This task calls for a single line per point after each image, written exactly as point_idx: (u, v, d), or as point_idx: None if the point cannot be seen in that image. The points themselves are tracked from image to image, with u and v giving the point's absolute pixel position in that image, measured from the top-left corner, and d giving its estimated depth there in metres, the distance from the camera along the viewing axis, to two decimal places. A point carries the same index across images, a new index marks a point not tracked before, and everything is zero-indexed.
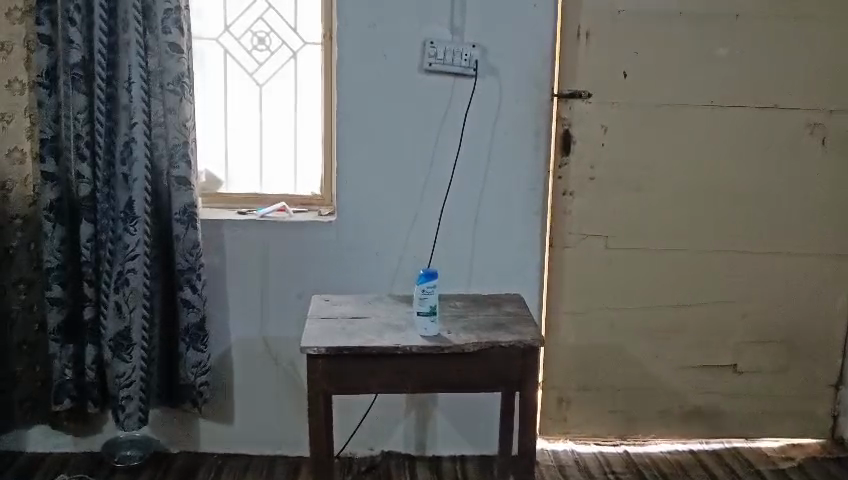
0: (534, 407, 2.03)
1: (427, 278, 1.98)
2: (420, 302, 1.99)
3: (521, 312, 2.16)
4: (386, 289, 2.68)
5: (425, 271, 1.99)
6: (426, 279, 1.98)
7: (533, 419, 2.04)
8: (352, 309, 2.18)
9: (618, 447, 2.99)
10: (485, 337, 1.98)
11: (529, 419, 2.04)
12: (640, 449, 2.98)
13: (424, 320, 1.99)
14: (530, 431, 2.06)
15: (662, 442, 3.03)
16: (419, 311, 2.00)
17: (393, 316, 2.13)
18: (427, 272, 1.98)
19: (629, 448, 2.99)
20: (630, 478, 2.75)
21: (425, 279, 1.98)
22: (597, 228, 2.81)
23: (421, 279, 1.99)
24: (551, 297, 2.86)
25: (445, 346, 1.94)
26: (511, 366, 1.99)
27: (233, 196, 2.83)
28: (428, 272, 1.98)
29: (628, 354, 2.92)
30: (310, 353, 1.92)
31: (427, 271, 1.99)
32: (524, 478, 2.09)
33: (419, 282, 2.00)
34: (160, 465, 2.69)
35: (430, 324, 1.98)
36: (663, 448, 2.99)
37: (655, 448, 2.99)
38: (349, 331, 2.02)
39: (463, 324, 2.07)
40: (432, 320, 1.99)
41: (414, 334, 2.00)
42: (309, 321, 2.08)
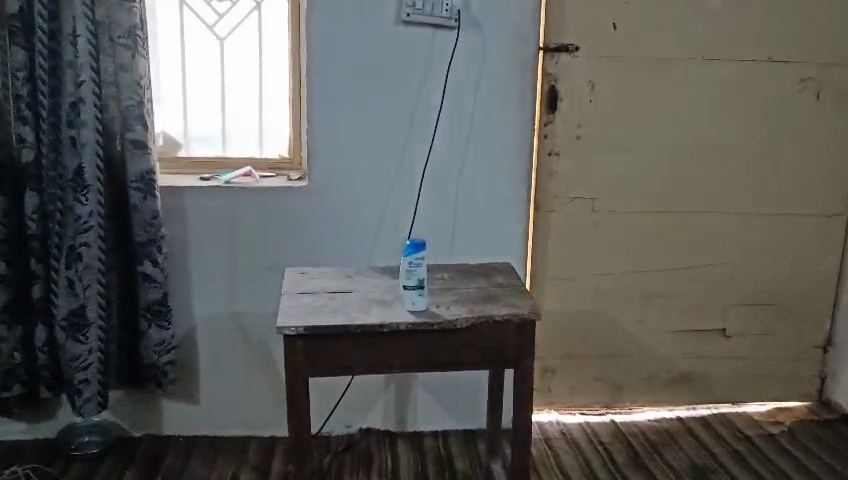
0: (531, 386, 1.89)
1: (414, 250, 1.81)
2: (408, 276, 1.82)
3: (514, 283, 2.01)
4: (362, 260, 2.50)
5: (411, 243, 1.81)
6: (414, 252, 1.81)
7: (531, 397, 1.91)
8: (329, 284, 2.01)
9: (604, 416, 2.90)
10: (479, 311, 1.83)
11: (524, 398, 1.91)
12: (627, 418, 2.89)
13: (413, 294, 1.83)
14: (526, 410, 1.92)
15: (649, 410, 2.94)
16: (407, 285, 1.83)
17: (376, 290, 1.97)
18: (414, 244, 1.80)
19: (615, 417, 2.90)
20: (619, 449, 2.66)
21: (412, 252, 1.81)
22: (583, 190, 2.67)
23: (408, 252, 1.81)
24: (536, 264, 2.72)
25: (437, 322, 1.78)
26: (506, 341, 1.84)
27: (194, 161, 2.62)
28: (415, 244, 1.80)
29: (614, 321, 2.81)
30: (287, 334, 1.76)
31: (413, 242, 1.81)
32: (520, 459, 1.97)
33: (405, 254, 1.82)
34: (122, 452, 2.51)
35: (420, 297, 1.83)
36: (651, 416, 2.91)
37: (641, 416, 2.91)
38: (329, 308, 1.85)
39: (453, 298, 1.91)
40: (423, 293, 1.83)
41: (400, 310, 1.84)
42: (285, 298, 1.90)
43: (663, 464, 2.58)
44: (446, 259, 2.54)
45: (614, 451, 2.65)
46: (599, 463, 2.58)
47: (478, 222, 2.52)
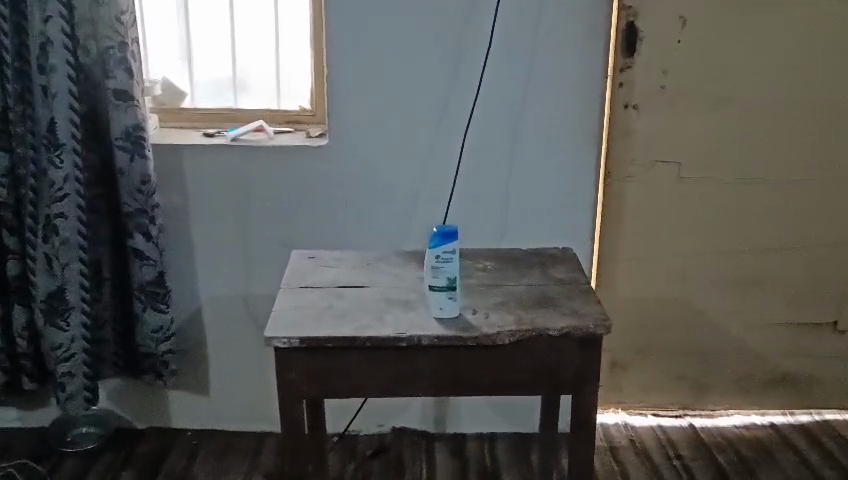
0: (594, 420, 1.45)
1: (441, 242, 1.37)
2: (434, 275, 1.40)
3: (575, 282, 1.57)
4: (393, 240, 2.09)
5: (436, 232, 1.38)
6: (440, 244, 1.37)
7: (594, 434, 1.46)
8: (339, 275, 1.60)
9: (681, 420, 2.46)
10: (529, 321, 1.41)
11: (586, 435, 1.46)
12: (707, 423, 2.45)
13: (442, 296, 1.41)
14: (587, 451, 1.48)
15: (735, 414, 2.49)
16: (433, 286, 1.41)
17: (398, 286, 1.55)
18: (440, 234, 1.37)
19: (695, 421, 2.46)
20: (700, 466, 2.23)
21: (438, 245, 1.37)
22: (666, 152, 2.18)
23: (432, 244, 1.38)
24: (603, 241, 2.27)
25: (471, 335, 1.37)
26: (563, 362, 1.41)
27: (199, 114, 2.22)
28: (441, 233, 1.37)
29: (699, 311, 2.34)
30: (278, 347, 1.37)
31: (439, 231, 1.38)
32: None
33: (429, 246, 1.39)
34: (121, 448, 2.21)
35: (451, 301, 1.41)
36: (738, 422, 2.46)
37: (726, 421, 2.46)
38: (335, 312, 1.45)
39: (496, 299, 1.49)
40: (454, 294, 1.41)
41: (426, 315, 1.43)
42: (283, 295, 1.51)
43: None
44: (495, 241, 2.10)
45: (695, 469, 2.22)
46: None
47: (534, 196, 2.06)
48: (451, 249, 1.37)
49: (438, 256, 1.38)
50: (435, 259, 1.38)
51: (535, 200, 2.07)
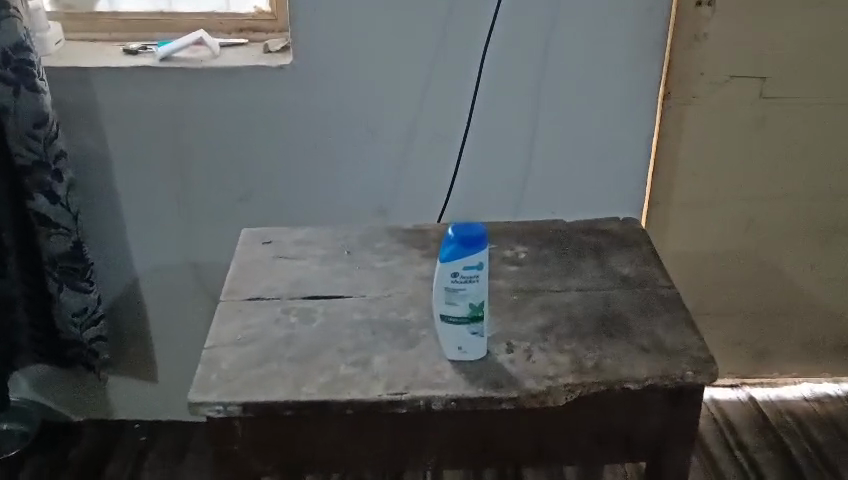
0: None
1: (459, 254, 0.87)
2: (450, 301, 0.89)
3: (656, 285, 1.07)
4: (381, 202, 1.57)
5: (450, 237, 0.87)
6: (459, 257, 0.87)
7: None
8: (304, 277, 1.09)
9: (739, 392, 1.99)
10: (592, 366, 0.92)
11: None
12: (772, 397, 1.97)
13: (462, 330, 0.91)
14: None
15: (807, 382, 2.01)
16: (447, 315, 0.91)
17: (392, 298, 1.04)
18: (457, 241, 0.86)
19: (756, 392, 1.99)
20: (769, 460, 1.79)
21: (455, 258, 0.87)
22: (749, 65, 1.61)
23: (445, 256, 0.87)
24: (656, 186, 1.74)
25: (507, 395, 0.89)
26: (639, 423, 0.93)
27: (121, 20, 1.63)
28: (459, 240, 0.86)
29: (772, 268, 1.84)
30: (212, 417, 0.89)
31: (455, 235, 0.87)
32: None
33: (439, 259, 0.88)
34: (52, 449, 1.77)
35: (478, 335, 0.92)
36: (809, 392, 1.99)
37: (795, 392, 1.99)
38: (297, 350, 0.95)
39: (540, 322, 0.99)
40: (481, 325, 0.92)
41: (438, 355, 0.94)
42: (222, 317, 1.01)
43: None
44: (517, 201, 1.58)
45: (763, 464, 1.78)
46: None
47: (570, 139, 1.52)
48: (476, 263, 0.87)
49: (455, 274, 0.87)
50: (451, 280, 0.88)
51: (571, 146, 1.53)
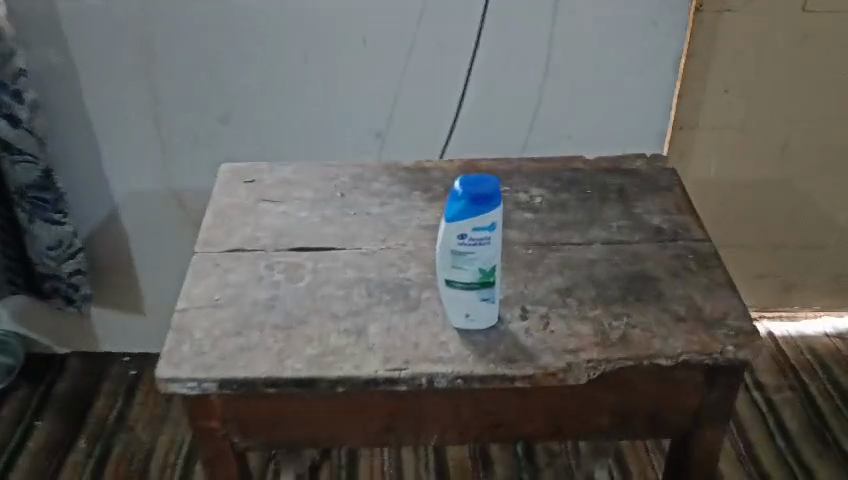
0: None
1: (469, 212, 0.73)
2: (457, 265, 0.77)
3: (690, 239, 0.94)
4: (375, 128, 1.38)
5: (459, 193, 0.74)
6: (469, 216, 0.73)
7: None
8: (291, 226, 0.97)
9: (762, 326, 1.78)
10: (618, 338, 0.80)
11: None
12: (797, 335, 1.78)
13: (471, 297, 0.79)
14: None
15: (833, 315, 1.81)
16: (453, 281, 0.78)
17: (391, 252, 0.92)
18: (466, 198, 0.73)
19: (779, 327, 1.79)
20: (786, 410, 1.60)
21: (463, 217, 0.74)
22: None
23: (451, 216, 0.74)
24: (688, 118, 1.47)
25: (521, 372, 0.77)
26: (673, 404, 0.84)
27: None
28: (469, 197, 0.73)
29: (820, 208, 1.61)
30: (186, 395, 0.78)
31: (464, 190, 0.74)
32: None
33: (444, 219, 0.75)
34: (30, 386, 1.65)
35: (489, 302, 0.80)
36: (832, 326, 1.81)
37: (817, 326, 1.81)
38: (282, 315, 0.84)
39: (558, 284, 0.88)
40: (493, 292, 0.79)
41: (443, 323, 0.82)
42: (198, 275, 0.89)
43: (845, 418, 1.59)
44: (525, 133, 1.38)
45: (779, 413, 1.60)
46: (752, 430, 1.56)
47: (592, 60, 1.31)
48: (489, 223, 0.74)
49: (464, 236, 0.74)
50: (458, 242, 0.75)
51: (593, 68, 1.32)
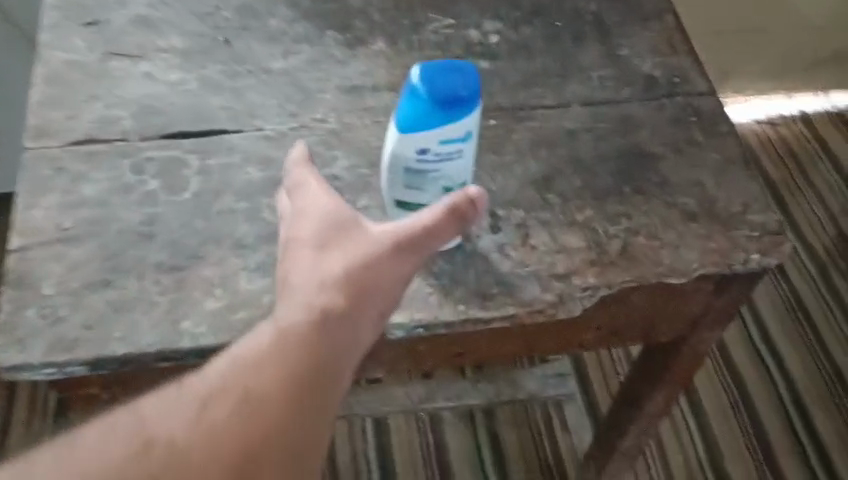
0: (687, 376, 0.79)
1: (436, 122, 0.53)
2: (414, 186, 0.57)
3: (691, 94, 0.74)
4: None
5: (419, 95, 0.53)
6: (436, 128, 0.53)
7: (679, 389, 0.83)
8: (162, 96, 0.69)
9: (760, 113, 1.50)
10: (620, 253, 0.62)
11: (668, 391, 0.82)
12: (755, 121, 1.49)
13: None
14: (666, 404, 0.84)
15: (788, 94, 1.53)
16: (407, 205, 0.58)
17: (307, 133, 0.67)
18: (431, 101, 0.52)
19: (780, 111, 1.51)
20: (811, 365, 1.19)
21: (427, 129, 0.53)
22: None
23: (409, 125, 0.53)
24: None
25: (500, 312, 0.59)
26: (673, 313, 0.69)
27: None
28: (435, 100, 0.52)
29: None
30: (40, 380, 0.56)
31: (427, 91, 0.52)
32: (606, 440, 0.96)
33: (398, 128, 0.54)
34: None
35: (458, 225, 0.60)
36: (829, 103, 1.54)
37: (815, 105, 1.53)
38: (166, 247, 0.60)
39: (535, 174, 0.67)
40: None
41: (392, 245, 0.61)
42: (37, 190, 0.63)
43: (773, 154, 1.44)
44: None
45: (801, 365, 1.19)
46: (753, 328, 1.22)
47: None
48: (463, 135, 0.54)
49: (427, 151, 0.54)
50: (417, 158, 0.55)
51: None
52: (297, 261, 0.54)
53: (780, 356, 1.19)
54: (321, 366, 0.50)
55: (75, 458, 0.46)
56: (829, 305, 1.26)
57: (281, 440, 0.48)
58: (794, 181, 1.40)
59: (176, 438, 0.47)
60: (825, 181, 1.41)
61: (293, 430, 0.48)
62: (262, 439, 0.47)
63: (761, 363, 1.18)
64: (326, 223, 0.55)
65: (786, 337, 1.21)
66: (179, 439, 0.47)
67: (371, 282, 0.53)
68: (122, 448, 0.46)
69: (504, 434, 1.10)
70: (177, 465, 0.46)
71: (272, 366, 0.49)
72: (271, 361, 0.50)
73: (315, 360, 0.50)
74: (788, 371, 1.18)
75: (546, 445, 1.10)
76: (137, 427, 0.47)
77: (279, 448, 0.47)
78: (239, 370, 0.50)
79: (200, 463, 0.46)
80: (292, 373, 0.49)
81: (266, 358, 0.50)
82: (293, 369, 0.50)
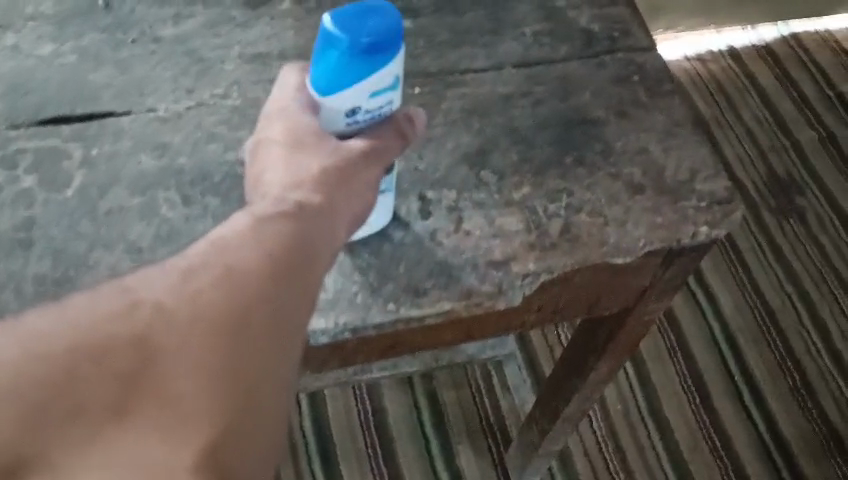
0: (631, 347, 0.76)
1: (358, 75, 0.48)
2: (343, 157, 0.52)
3: (632, 49, 0.68)
4: None
5: (339, 48, 0.47)
6: (359, 81, 0.49)
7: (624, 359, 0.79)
8: (33, 73, 0.59)
9: (688, 48, 1.46)
10: (562, 234, 0.57)
11: (612, 362, 0.79)
12: (684, 57, 1.45)
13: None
14: (610, 374, 0.81)
15: (717, 29, 1.50)
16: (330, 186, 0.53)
17: (208, 112, 0.59)
18: (352, 52, 0.47)
19: (708, 45, 1.48)
20: (749, 313, 1.19)
21: (349, 85, 0.49)
22: None
23: (331, 85, 0.49)
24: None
25: (434, 308, 0.54)
26: (618, 289, 0.65)
27: None
28: (356, 51, 0.47)
29: None
30: None
31: (346, 40, 0.47)
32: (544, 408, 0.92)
33: (321, 87, 0.49)
34: None
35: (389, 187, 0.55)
36: (758, 34, 1.51)
37: (743, 37, 1.50)
38: (48, 255, 0.52)
39: (466, 149, 0.61)
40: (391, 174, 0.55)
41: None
42: None
43: (704, 93, 1.41)
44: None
45: (738, 312, 1.19)
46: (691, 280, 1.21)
47: None
48: (391, 81, 0.50)
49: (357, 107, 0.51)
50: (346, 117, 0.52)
51: None
52: (272, 165, 0.52)
53: (720, 308, 1.19)
54: (305, 238, 0.47)
55: (57, 313, 0.41)
56: (759, 241, 1.25)
57: (268, 321, 0.42)
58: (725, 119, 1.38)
59: (161, 301, 0.42)
60: (753, 115, 1.39)
61: (275, 302, 0.43)
62: (249, 301, 0.42)
63: (700, 317, 1.18)
64: (297, 123, 0.53)
65: (724, 288, 1.20)
66: (164, 302, 0.42)
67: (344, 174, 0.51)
68: (105, 306, 0.41)
69: (442, 393, 1.07)
70: (161, 327, 0.41)
71: (250, 250, 0.45)
72: (250, 240, 0.46)
73: (299, 240, 0.47)
74: (727, 322, 1.18)
75: (486, 401, 1.06)
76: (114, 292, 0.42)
77: (262, 316, 0.42)
78: (221, 244, 0.45)
79: (186, 322, 0.41)
80: (272, 255, 0.45)
81: (252, 230, 0.46)
82: (277, 243, 0.46)
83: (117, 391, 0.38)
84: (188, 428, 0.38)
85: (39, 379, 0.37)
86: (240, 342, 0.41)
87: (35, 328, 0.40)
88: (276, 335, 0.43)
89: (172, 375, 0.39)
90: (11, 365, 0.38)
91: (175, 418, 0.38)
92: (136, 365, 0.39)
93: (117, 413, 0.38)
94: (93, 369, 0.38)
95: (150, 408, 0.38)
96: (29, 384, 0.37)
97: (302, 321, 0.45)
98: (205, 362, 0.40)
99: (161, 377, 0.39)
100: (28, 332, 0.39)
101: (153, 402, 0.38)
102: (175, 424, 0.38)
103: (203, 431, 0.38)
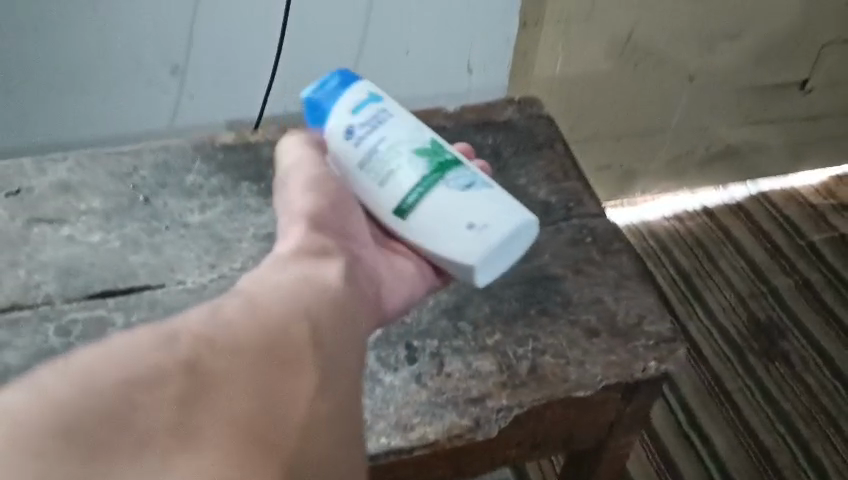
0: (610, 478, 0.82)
1: (331, 104, 0.68)
2: (393, 165, 0.65)
3: (583, 215, 0.80)
4: (171, 73, 1.04)
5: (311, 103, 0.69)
6: (335, 106, 0.68)
7: None
8: (83, 258, 0.71)
9: (667, 210, 1.58)
10: (530, 374, 0.67)
11: None
12: (664, 218, 1.57)
13: (460, 198, 0.64)
14: None
15: (691, 190, 1.61)
16: (404, 197, 0.64)
17: (227, 282, 0.71)
18: (317, 92, 0.69)
19: (685, 206, 1.59)
20: (746, 456, 1.23)
21: (331, 114, 0.68)
22: None
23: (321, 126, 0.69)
24: (588, 18, 1.19)
25: (421, 441, 0.62)
26: (588, 423, 0.73)
27: None
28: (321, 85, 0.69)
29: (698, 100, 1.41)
30: None
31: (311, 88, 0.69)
32: None
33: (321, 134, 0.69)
34: None
35: (486, 195, 0.64)
36: (729, 193, 1.62)
37: (716, 198, 1.61)
38: None
39: (445, 303, 0.72)
40: (485, 187, 0.65)
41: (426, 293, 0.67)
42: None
43: (681, 244, 1.52)
44: None
45: (736, 455, 1.23)
46: (684, 420, 1.27)
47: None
48: (361, 97, 0.68)
49: (352, 126, 0.67)
50: (351, 139, 0.67)
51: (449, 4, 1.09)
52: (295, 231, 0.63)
53: (718, 453, 1.24)
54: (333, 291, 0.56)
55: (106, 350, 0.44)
56: (747, 384, 1.32)
57: (302, 351, 0.49)
58: (702, 267, 1.49)
59: (203, 332, 0.47)
60: (731, 266, 1.49)
61: (307, 336, 0.50)
62: (292, 325, 0.50)
63: (699, 463, 1.22)
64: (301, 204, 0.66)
65: (720, 432, 1.26)
66: (207, 333, 0.47)
67: (343, 222, 0.65)
68: (151, 342, 0.45)
69: None
70: (212, 353, 0.46)
71: (281, 302, 0.52)
72: (280, 297, 0.52)
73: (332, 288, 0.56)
74: (726, 467, 1.22)
75: None
76: (156, 328, 0.47)
77: (297, 345, 0.49)
78: (254, 291, 0.53)
79: (236, 348, 0.47)
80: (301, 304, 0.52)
81: (283, 288, 0.54)
82: (312, 280, 0.56)
83: (183, 410, 0.42)
84: (259, 430, 0.44)
85: (109, 399, 0.40)
86: (285, 366, 0.48)
87: (83, 365, 0.42)
88: (322, 350, 0.50)
89: (233, 391, 0.45)
90: (73, 393, 0.40)
91: (245, 420, 0.44)
92: (198, 385, 0.44)
93: (187, 427, 0.41)
94: (156, 386, 0.42)
95: (221, 418, 0.43)
96: (102, 396, 0.40)
97: (348, 344, 0.54)
98: (261, 380, 0.46)
99: (222, 395, 0.44)
100: (84, 366, 0.42)
101: (218, 413, 0.43)
102: (248, 428, 0.43)
103: (279, 435, 0.44)
